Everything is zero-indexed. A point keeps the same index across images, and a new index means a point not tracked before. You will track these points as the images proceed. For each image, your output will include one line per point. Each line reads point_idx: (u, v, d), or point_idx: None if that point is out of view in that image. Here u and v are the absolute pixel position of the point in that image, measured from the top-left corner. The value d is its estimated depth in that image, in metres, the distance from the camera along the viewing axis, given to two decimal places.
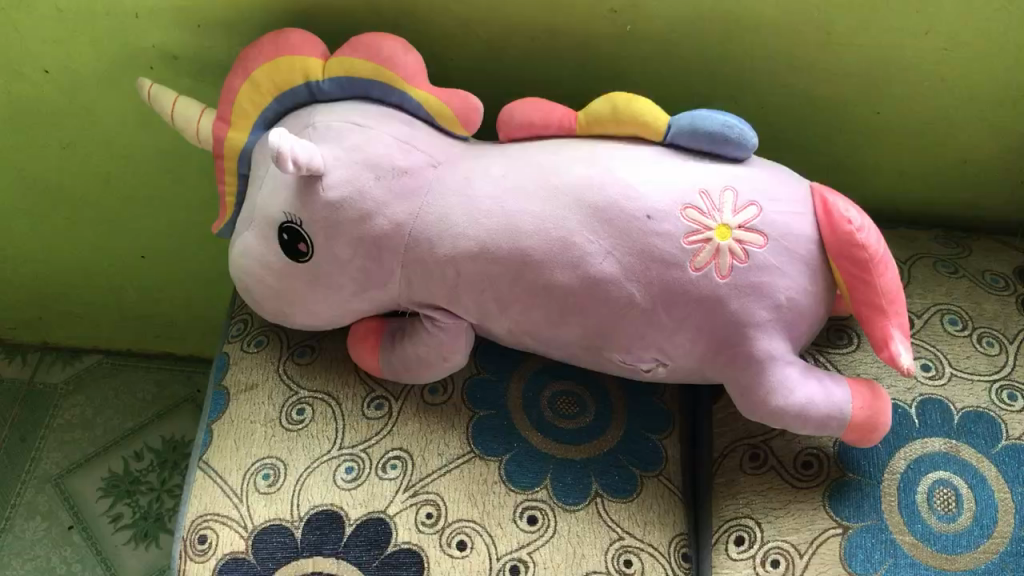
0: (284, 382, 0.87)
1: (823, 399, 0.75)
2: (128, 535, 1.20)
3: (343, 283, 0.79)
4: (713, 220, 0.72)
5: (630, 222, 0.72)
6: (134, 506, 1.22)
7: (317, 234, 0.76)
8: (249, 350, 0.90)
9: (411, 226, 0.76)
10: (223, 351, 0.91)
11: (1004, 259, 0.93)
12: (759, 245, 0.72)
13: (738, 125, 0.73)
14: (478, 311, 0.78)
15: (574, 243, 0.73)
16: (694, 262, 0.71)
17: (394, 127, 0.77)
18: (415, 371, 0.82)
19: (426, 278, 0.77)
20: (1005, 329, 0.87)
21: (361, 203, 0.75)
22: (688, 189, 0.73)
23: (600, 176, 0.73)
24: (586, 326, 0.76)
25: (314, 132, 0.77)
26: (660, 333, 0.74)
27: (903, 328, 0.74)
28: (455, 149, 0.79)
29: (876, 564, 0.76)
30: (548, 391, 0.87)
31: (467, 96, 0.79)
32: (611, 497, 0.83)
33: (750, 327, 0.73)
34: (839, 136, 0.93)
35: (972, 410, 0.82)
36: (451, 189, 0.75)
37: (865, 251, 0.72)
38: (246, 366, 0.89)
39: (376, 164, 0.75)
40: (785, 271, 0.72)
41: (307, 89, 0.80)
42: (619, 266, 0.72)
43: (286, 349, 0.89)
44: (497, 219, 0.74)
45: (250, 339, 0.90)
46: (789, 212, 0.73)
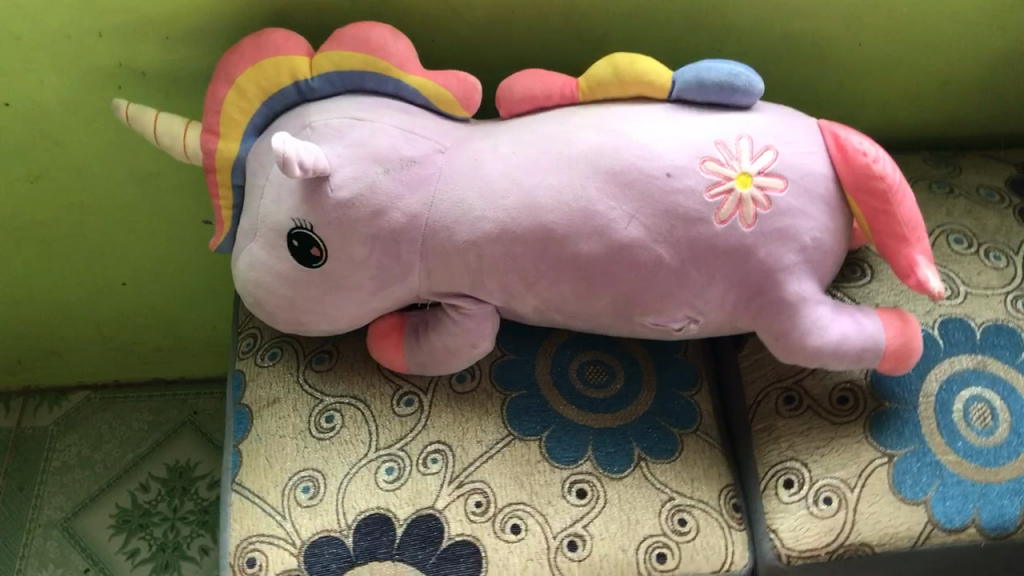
0: (307, 391, 0.85)
1: (856, 333, 0.75)
2: (149, 569, 1.17)
3: (361, 283, 0.77)
4: (733, 169, 0.71)
5: (650, 183, 0.72)
6: (149, 538, 1.19)
7: (329, 237, 0.75)
8: (265, 363, 0.87)
9: (426, 216, 0.74)
10: (238, 369, 0.88)
11: (994, 173, 0.95)
12: (780, 189, 0.72)
13: (744, 73, 0.72)
14: (503, 293, 0.77)
15: (596, 212, 0.72)
16: (718, 214, 0.71)
17: (395, 117, 0.75)
18: (444, 361, 0.81)
19: (447, 266, 0.76)
20: (1009, 240, 0.89)
21: (374, 198, 0.73)
22: (704, 142, 0.72)
23: (613, 140, 0.73)
24: (615, 292, 0.75)
25: (313, 133, 0.75)
26: (691, 290, 0.74)
27: (926, 253, 0.75)
28: (459, 132, 0.77)
29: (925, 487, 0.78)
30: (576, 362, 0.86)
31: (464, 75, 0.76)
32: (655, 458, 0.82)
33: (780, 273, 0.73)
34: (823, 72, 0.93)
35: (992, 324, 0.83)
36: (462, 174, 0.74)
37: (882, 182, 0.72)
38: (264, 381, 0.87)
39: (383, 157, 0.73)
40: (806, 212, 0.73)
41: (296, 89, 0.77)
42: (644, 229, 0.72)
43: (302, 357, 0.87)
44: (516, 198, 0.73)
45: (263, 352, 0.88)
46: (805, 152, 0.73)
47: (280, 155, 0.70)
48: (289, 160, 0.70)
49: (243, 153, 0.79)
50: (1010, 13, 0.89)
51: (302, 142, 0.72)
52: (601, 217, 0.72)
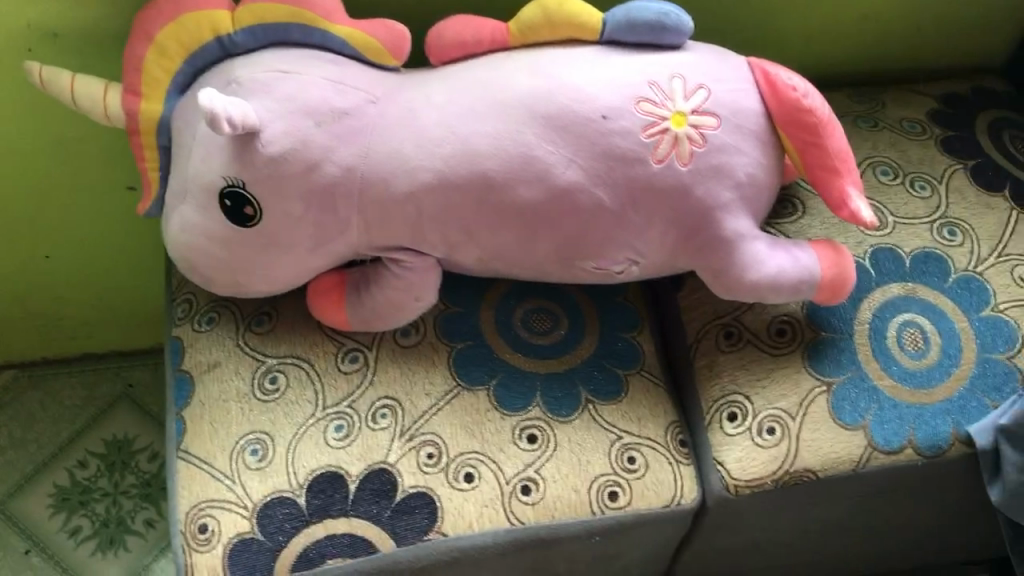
0: (249, 354, 0.84)
1: (792, 266, 0.77)
2: (93, 546, 1.14)
3: (299, 241, 0.76)
4: (667, 109, 0.72)
5: (586, 126, 0.72)
6: (91, 515, 1.16)
7: (263, 194, 0.73)
8: (204, 328, 0.86)
9: (361, 169, 0.73)
10: (175, 337, 0.87)
11: (916, 106, 0.98)
12: (714, 127, 0.72)
13: (674, 11, 0.72)
14: (445, 244, 0.76)
15: (534, 157, 0.72)
16: (655, 154, 0.72)
17: (323, 69, 0.73)
18: (387, 316, 0.80)
19: (386, 220, 0.75)
20: (933, 170, 0.91)
21: (307, 153, 0.72)
22: (638, 82, 0.72)
23: (547, 85, 0.72)
24: (556, 238, 0.75)
25: (240, 88, 0.73)
26: (631, 232, 0.75)
27: (856, 183, 0.76)
28: (391, 81, 0.75)
29: (863, 412, 0.80)
30: (520, 310, 0.86)
31: (392, 24, 0.75)
32: (602, 400, 0.83)
33: (716, 211, 0.74)
34: (747, 12, 0.94)
35: (920, 252, 0.86)
36: (396, 124, 0.73)
37: (812, 115, 0.73)
38: (204, 347, 0.85)
39: (314, 111, 0.72)
40: (739, 148, 0.74)
41: (219, 45, 0.75)
42: (583, 172, 0.72)
43: (241, 320, 0.86)
44: (453, 146, 0.72)
45: (199, 317, 0.86)
46: (737, 89, 0.74)
47: (207, 111, 0.68)
48: (218, 116, 0.68)
49: (168, 113, 0.77)
50: None
51: (230, 99, 0.70)
52: (540, 161, 0.72)
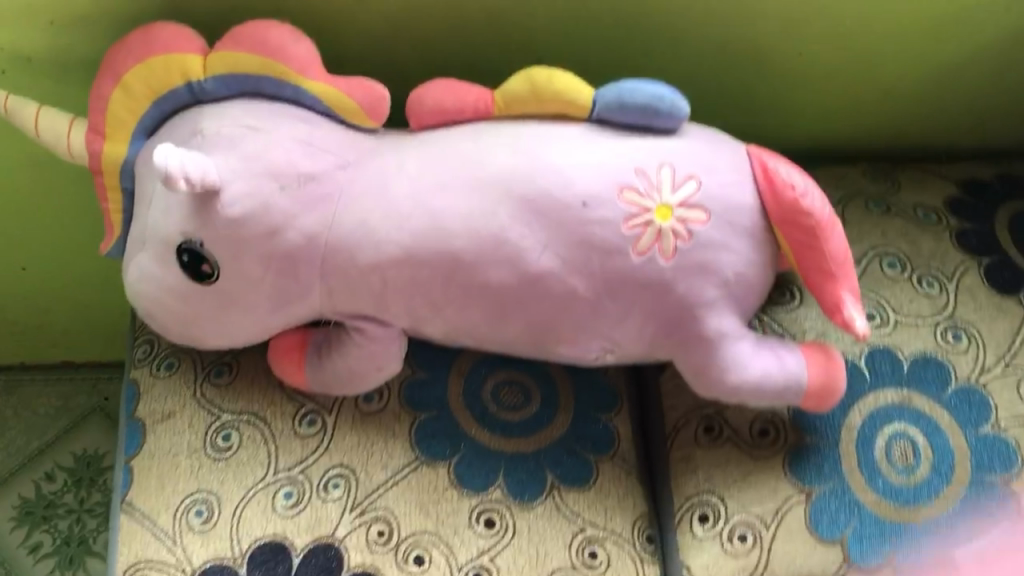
0: (204, 407, 0.80)
1: (777, 371, 0.72)
2: (52, 565, 1.12)
3: (257, 302, 0.72)
4: (652, 201, 0.67)
5: (564, 212, 0.67)
6: (53, 532, 1.14)
7: (222, 254, 0.69)
8: (161, 374, 0.82)
9: (325, 236, 0.69)
10: (131, 380, 0.83)
11: (933, 191, 0.92)
12: (702, 221, 0.68)
13: (668, 95, 0.68)
14: (410, 317, 0.72)
15: (507, 239, 0.68)
16: (636, 246, 0.67)
17: (293, 128, 0.69)
18: (347, 384, 0.76)
19: (349, 290, 0.71)
20: (943, 266, 0.86)
21: (268, 216, 0.68)
22: (624, 170, 0.68)
23: (527, 164, 0.68)
24: (528, 323, 0.71)
25: (203, 141, 0.68)
26: (607, 323, 0.70)
27: (853, 290, 0.71)
28: (365, 144, 0.71)
29: (841, 527, 0.75)
30: (491, 381, 0.82)
31: (371, 83, 0.71)
32: (568, 486, 0.79)
33: (699, 309, 0.69)
34: (760, 80, 0.89)
35: (920, 355, 0.81)
36: (366, 192, 0.69)
37: (810, 217, 0.68)
38: (159, 394, 0.81)
39: (279, 173, 0.68)
40: (728, 246, 0.69)
41: (189, 90, 0.71)
42: (558, 259, 0.68)
43: (200, 369, 0.82)
44: (423, 221, 0.68)
45: (159, 362, 0.83)
46: (731, 182, 0.69)
47: (162, 167, 0.63)
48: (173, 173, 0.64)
49: (132, 156, 0.73)
50: (953, 24, 0.85)
51: (189, 154, 0.65)
52: (513, 245, 0.68)
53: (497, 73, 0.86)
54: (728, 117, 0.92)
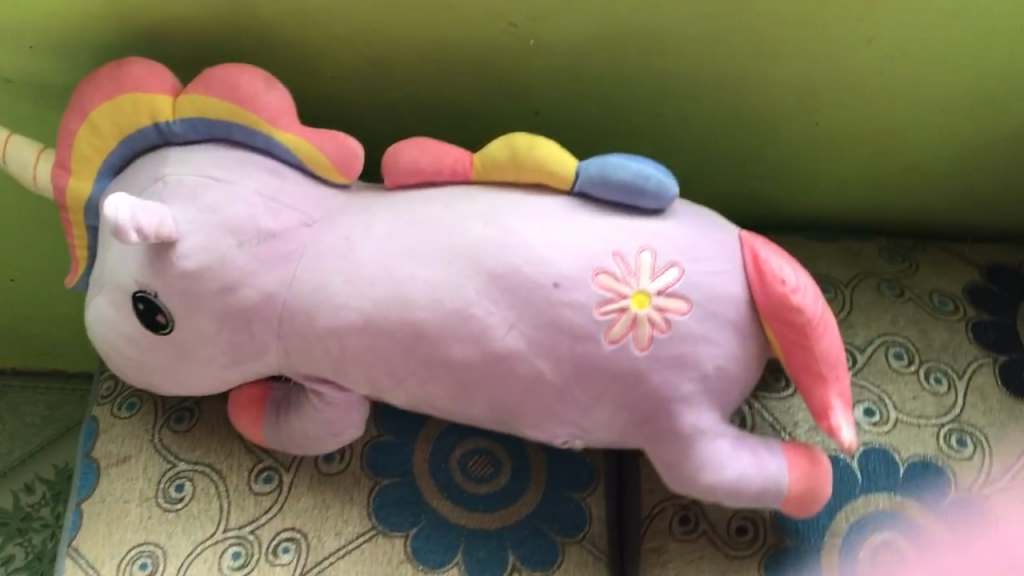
0: (160, 453, 0.77)
1: (756, 473, 0.66)
2: None
3: (212, 357, 0.69)
4: (629, 287, 0.62)
5: (534, 290, 0.63)
6: (26, 546, 1.11)
7: (175, 307, 0.66)
8: (121, 414, 0.79)
9: (283, 297, 0.65)
10: (90, 418, 0.80)
11: (953, 275, 0.87)
12: (682, 312, 0.63)
13: (656, 174, 0.63)
14: (369, 384, 0.68)
15: (472, 315, 0.63)
16: (608, 334, 0.63)
17: (259, 179, 0.66)
18: (302, 446, 0.73)
19: (306, 352, 0.67)
20: (954, 361, 0.80)
21: (223, 273, 0.64)
22: (600, 250, 0.63)
23: (499, 236, 0.64)
24: (491, 402, 0.67)
25: (163, 189, 0.65)
26: (574, 410, 0.66)
27: (844, 394, 0.66)
28: (334, 202, 0.68)
29: None
30: (459, 450, 0.78)
31: (345, 138, 0.67)
32: (529, 570, 0.75)
33: (674, 403, 0.65)
34: (772, 147, 0.84)
35: (918, 460, 0.76)
36: (328, 253, 0.65)
37: (800, 314, 0.63)
38: (116, 435, 0.79)
39: (238, 227, 0.64)
40: (710, 338, 0.64)
41: (156, 131, 0.68)
42: (525, 340, 0.63)
43: (161, 413, 0.79)
44: (386, 288, 0.64)
45: (120, 401, 0.80)
46: (717, 271, 0.64)
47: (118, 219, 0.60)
48: (129, 226, 0.61)
49: (97, 194, 0.70)
50: (984, 102, 0.80)
51: (147, 205, 0.62)
52: (477, 321, 0.63)
53: (492, 123, 0.82)
54: (738, 181, 0.87)
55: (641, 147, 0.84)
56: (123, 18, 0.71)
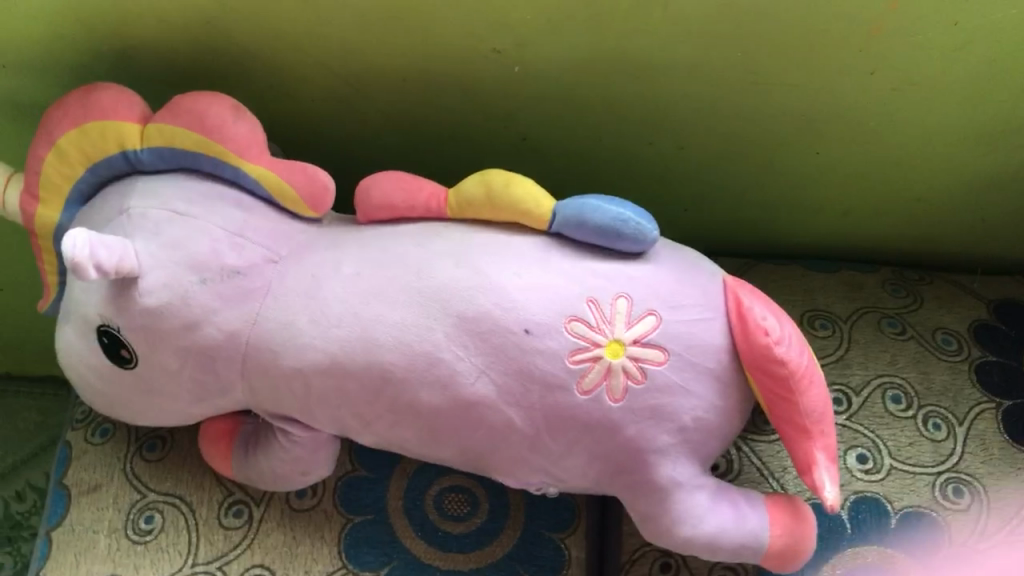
0: (131, 483, 0.76)
1: (735, 527, 0.64)
2: None
3: (178, 392, 0.67)
4: (603, 335, 0.60)
5: (505, 337, 0.60)
6: (14, 554, 1.11)
7: (138, 342, 0.64)
8: (94, 441, 0.78)
9: (247, 335, 0.63)
10: (64, 444, 0.79)
11: (958, 311, 0.83)
12: (659, 362, 0.60)
13: (635, 218, 0.60)
14: (336, 425, 0.66)
15: (441, 360, 0.61)
16: (581, 384, 0.60)
17: (227, 213, 0.64)
18: (270, 483, 0.71)
19: (271, 391, 0.65)
20: (954, 406, 0.77)
21: (185, 311, 0.62)
22: (574, 296, 0.60)
23: (469, 278, 0.61)
24: (461, 448, 0.64)
25: (127, 222, 0.63)
26: (547, 459, 0.63)
27: (829, 448, 0.63)
28: (303, 237, 0.66)
29: None
30: (435, 488, 0.76)
31: (314, 170, 0.65)
32: None
33: (650, 455, 0.62)
34: (771, 177, 0.80)
35: (913, 511, 0.72)
36: (295, 291, 0.63)
37: (782, 366, 0.60)
38: (87, 463, 0.77)
39: (202, 264, 0.62)
40: (689, 389, 0.61)
41: (124, 158, 0.65)
42: (495, 388, 0.61)
43: (133, 442, 0.77)
44: (352, 329, 0.62)
45: (94, 427, 0.79)
46: (697, 319, 0.61)
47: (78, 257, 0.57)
48: (89, 264, 0.58)
49: (64, 222, 0.69)
50: (995, 136, 0.76)
51: (109, 240, 0.60)
52: (445, 367, 0.61)
53: (478, 147, 0.79)
54: (735, 209, 0.84)
55: (633, 174, 0.81)
56: (93, 39, 0.69)
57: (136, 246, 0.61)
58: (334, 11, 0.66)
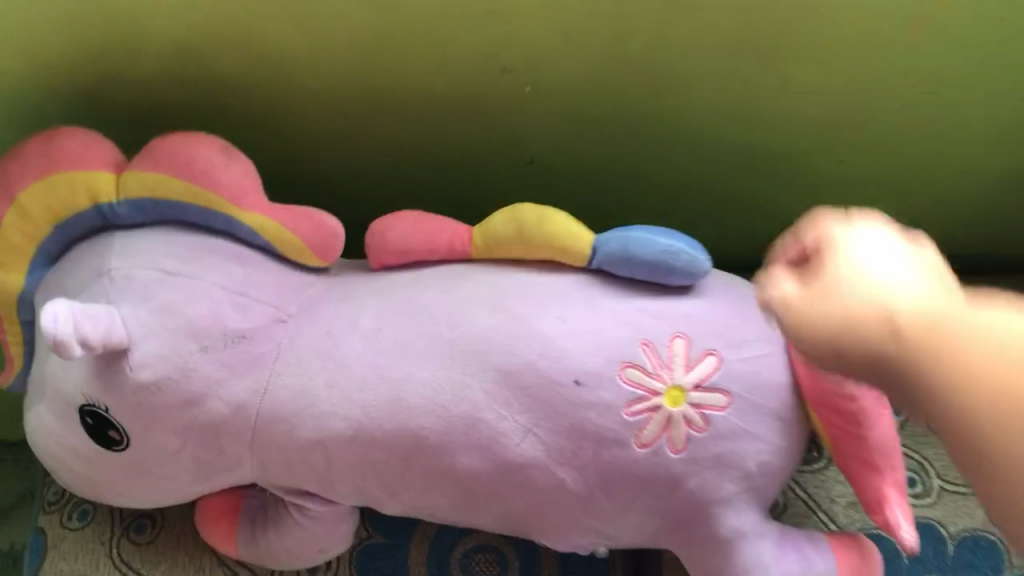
0: (120, 572, 0.67)
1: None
2: None
3: (177, 473, 0.59)
4: (661, 381, 0.54)
5: (552, 390, 0.54)
6: None
7: (132, 422, 0.56)
8: (71, 526, 0.69)
9: (257, 407, 0.56)
10: (36, 533, 0.70)
11: None
12: (721, 407, 0.55)
13: (685, 249, 0.55)
14: (360, 496, 0.59)
15: (481, 421, 0.55)
16: (639, 437, 0.54)
17: (225, 270, 0.57)
18: (281, 563, 0.64)
19: (286, 465, 0.58)
20: None
21: (186, 384, 0.55)
22: (626, 340, 0.55)
23: (507, 327, 0.55)
24: (504, 512, 0.58)
25: (109, 286, 0.55)
26: (600, 519, 0.57)
27: (898, 483, 0.58)
28: (310, 290, 0.59)
29: None
30: (461, 550, 0.69)
31: (321, 217, 0.58)
32: None
33: (714, 508, 0.57)
34: (791, 189, 0.76)
35: (971, 535, 0.68)
36: (309, 353, 0.56)
37: (853, 402, 0.55)
38: (66, 553, 0.69)
39: (203, 330, 0.55)
40: (754, 434, 0.56)
41: (98, 213, 0.58)
42: (544, 446, 0.55)
43: (118, 523, 0.69)
44: (379, 393, 0.55)
45: (71, 510, 0.70)
46: (757, 356, 0.56)
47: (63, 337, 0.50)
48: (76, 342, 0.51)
49: (31, 288, 0.60)
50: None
51: (95, 311, 0.52)
52: (487, 429, 0.55)
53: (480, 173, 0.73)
54: (751, 224, 0.79)
55: (646, 195, 0.76)
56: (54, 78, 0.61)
57: (125, 314, 0.54)
58: (326, 34, 0.60)
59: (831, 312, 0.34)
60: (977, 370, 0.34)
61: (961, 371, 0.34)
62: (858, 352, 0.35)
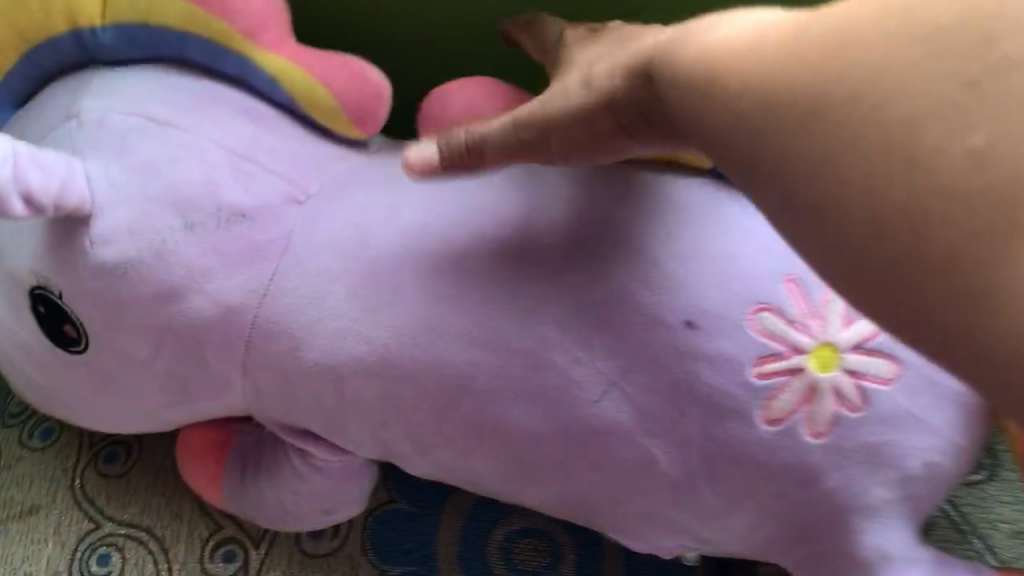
0: (80, 507, 0.55)
1: None
2: None
3: (148, 391, 0.45)
4: (805, 336, 0.39)
5: (648, 330, 0.39)
6: None
7: (92, 317, 0.42)
8: (32, 446, 0.56)
9: (256, 312, 0.42)
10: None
11: None
12: (884, 381, 0.39)
13: None
14: (380, 448, 0.45)
15: (551, 365, 0.40)
16: (767, 411, 0.39)
17: (226, 126, 0.42)
18: (271, 520, 0.51)
19: (287, 395, 0.44)
20: None
21: (165, 271, 0.41)
22: (761, 275, 0.40)
23: (597, 241, 0.40)
24: (567, 491, 0.43)
25: (77, 132, 0.42)
26: (697, 518, 0.42)
27: None
28: (341, 166, 0.45)
29: None
30: (502, 533, 0.54)
31: (365, 69, 0.44)
32: None
33: (857, 521, 0.40)
34: None
35: None
36: (327, 247, 0.42)
37: None
38: (23, 476, 0.55)
39: (187, 202, 0.41)
40: (931, 428, 0.40)
41: (76, 41, 0.43)
42: (632, 408, 0.40)
43: (86, 449, 0.56)
44: (410, 312, 0.41)
45: (33, 426, 0.57)
46: None
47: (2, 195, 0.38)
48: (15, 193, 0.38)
49: None
50: None
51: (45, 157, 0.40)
52: (558, 375, 0.40)
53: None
54: None
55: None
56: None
57: (85, 170, 0.41)
58: None
59: (501, 117, 0.36)
60: (750, 88, 0.26)
61: (760, 64, 0.26)
62: (530, 129, 0.35)
